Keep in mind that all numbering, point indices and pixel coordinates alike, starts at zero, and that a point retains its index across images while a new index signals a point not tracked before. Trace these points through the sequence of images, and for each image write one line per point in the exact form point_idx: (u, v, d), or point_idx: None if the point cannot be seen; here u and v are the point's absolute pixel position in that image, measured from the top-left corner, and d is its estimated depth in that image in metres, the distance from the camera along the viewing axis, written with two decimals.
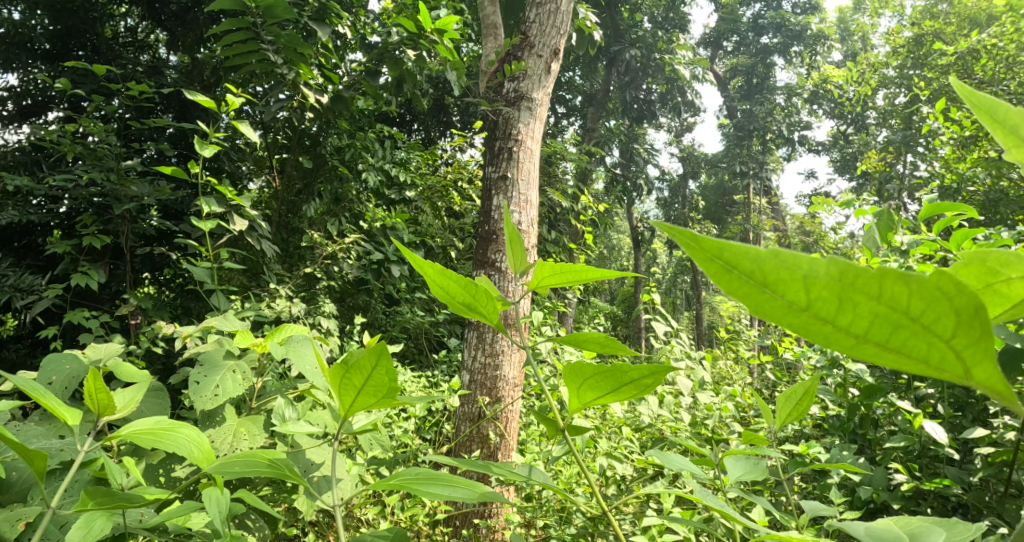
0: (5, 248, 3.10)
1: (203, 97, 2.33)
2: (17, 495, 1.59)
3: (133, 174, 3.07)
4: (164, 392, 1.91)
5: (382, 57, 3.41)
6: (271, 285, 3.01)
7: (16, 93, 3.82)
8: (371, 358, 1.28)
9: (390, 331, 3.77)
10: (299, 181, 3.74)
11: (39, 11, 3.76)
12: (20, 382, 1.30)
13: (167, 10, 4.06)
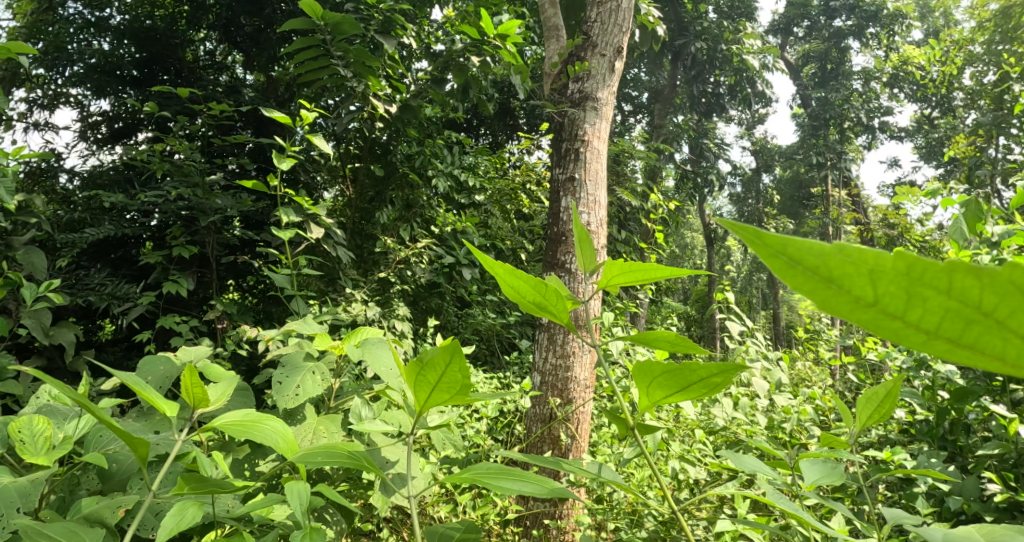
0: (102, 259, 3.27)
1: (278, 113, 2.43)
2: (118, 483, 1.71)
3: (216, 188, 3.22)
4: (249, 390, 2.02)
5: (449, 65, 3.47)
6: (347, 290, 3.08)
7: (109, 117, 4.07)
8: (445, 356, 1.34)
9: (464, 333, 3.83)
10: (371, 189, 3.81)
11: (127, 40, 4.05)
12: (124, 376, 1.39)
13: (241, 30, 4.17)
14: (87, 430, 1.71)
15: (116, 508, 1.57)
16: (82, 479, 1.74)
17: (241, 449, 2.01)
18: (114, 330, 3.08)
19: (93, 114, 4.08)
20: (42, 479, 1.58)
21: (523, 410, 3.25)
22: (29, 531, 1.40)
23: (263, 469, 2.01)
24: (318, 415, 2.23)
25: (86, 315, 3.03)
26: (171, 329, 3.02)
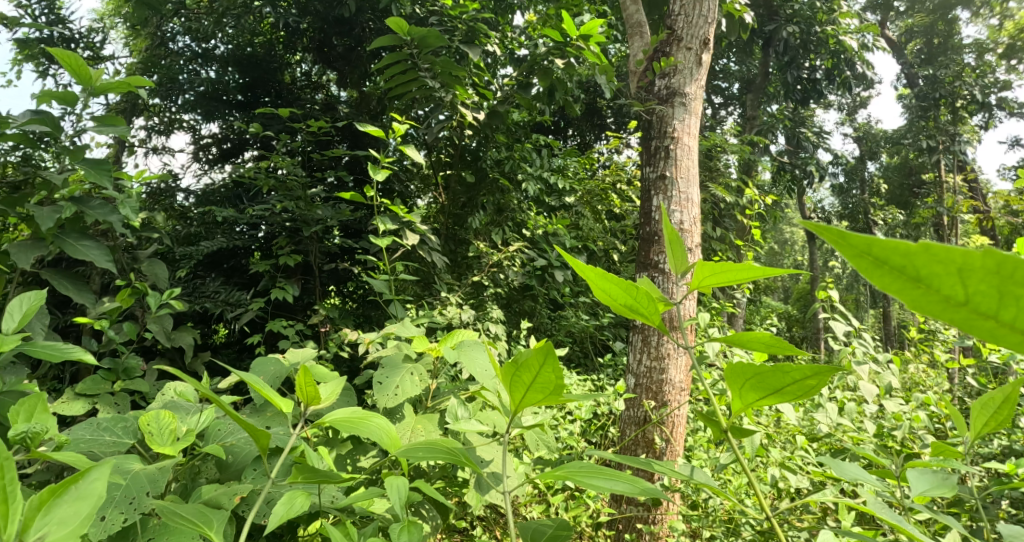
0: (215, 269, 3.48)
1: (372, 128, 2.53)
2: (233, 473, 1.85)
3: (318, 200, 3.38)
4: (351, 391, 2.17)
5: (534, 69, 3.52)
6: (442, 294, 3.14)
7: (218, 138, 4.33)
8: (538, 358, 1.40)
9: (557, 336, 3.87)
10: (463, 195, 3.95)
11: (230, 67, 4.29)
12: (244, 373, 1.53)
13: (335, 50, 4.35)
14: (207, 424, 1.84)
15: (234, 495, 1.72)
16: (201, 468, 1.91)
17: (343, 445, 2.13)
18: (227, 334, 3.27)
19: (204, 136, 4.36)
20: (169, 467, 1.71)
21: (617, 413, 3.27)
22: (163, 511, 1.55)
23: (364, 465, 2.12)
24: (416, 415, 2.33)
25: (203, 320, 3.23)
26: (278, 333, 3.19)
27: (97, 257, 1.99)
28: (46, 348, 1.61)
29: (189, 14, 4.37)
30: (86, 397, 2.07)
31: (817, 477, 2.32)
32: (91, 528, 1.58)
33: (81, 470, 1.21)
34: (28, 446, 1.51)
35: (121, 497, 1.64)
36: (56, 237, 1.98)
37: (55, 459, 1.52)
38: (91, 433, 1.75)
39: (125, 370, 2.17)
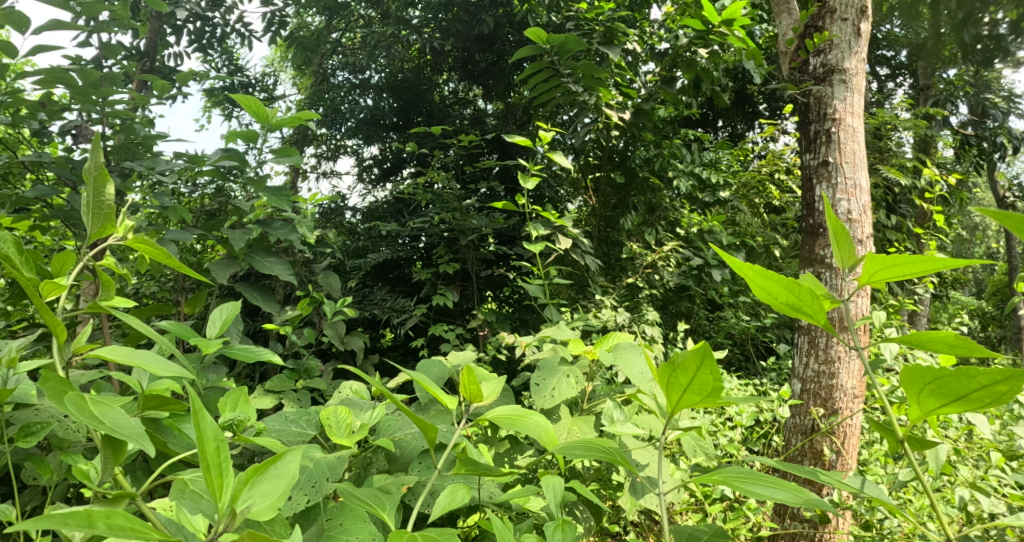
0: (382, 279, 3.71)
1: (519, 137, 2.56)
2: (400, 465, 1.98)
3: (472, 211, 3.48)
4: (509, 392, 2.24)
5: (677, 61, 3.48)
6: (596, 297, 3.15)
7: (379, 159, 4.59)
8: (695, 359, 1.51)
9: (716, 338, 3.87)
10: (614, 197, 4.01)
11: (385, 93, 4.49)
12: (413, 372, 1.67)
13: (478, 67, 4.54)
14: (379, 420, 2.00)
15: (402, 485, 1.84)
16: (372, 460, 2.02)
17: (501, 444, 2.21)
18: (393, 338, 3.38)
19: (365, 157, 4.65)
20: (345, 456, 1.86)
21: (781, 420, 3.20)
22: (344, 494, 1.70)
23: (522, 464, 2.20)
24: (572, 417, 2.37)
25: (372, 325, 3.43)
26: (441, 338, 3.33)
27: (281, 271, 2.17)
28: (240, 350, 1.79)
29: (345, 48, 4.64)
30: (273, 393, 2.15)
31: (1017, 502, 2.08)
32: (282, 506, 1.72)
33: (279, 452, 1.46)
34: (233, 432, 1.74)
35: (306, 480, 1.79)
36: (247, 254, 2.18)
37: (255, 443, 1.72)
38: (280, 424, 1.93)
39: (305, 370, 2.29)
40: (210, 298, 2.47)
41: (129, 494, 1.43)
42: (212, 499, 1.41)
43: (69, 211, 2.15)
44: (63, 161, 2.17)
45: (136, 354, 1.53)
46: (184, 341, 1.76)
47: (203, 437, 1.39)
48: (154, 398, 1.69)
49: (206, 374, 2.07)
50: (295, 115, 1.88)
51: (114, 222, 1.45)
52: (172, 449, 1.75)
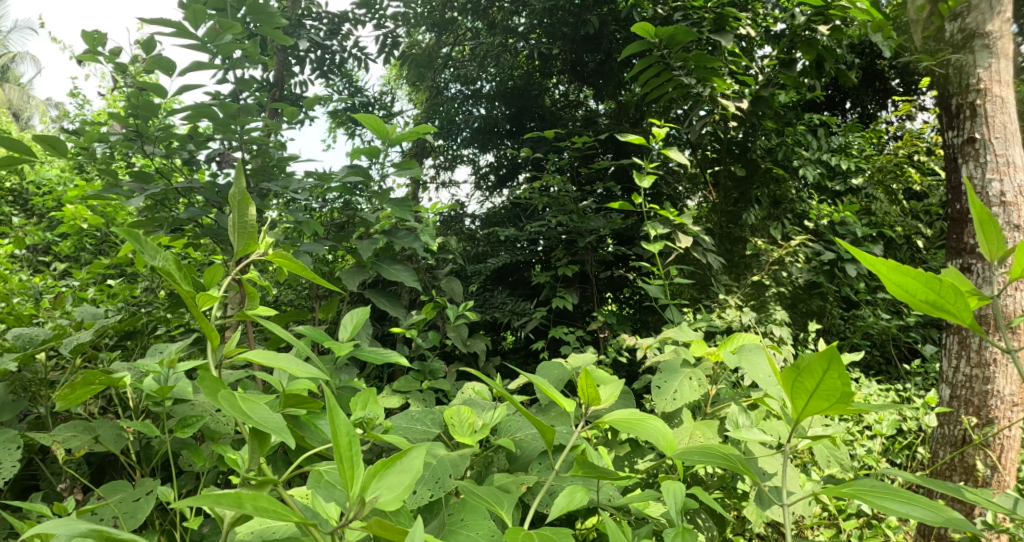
0: (503, 284, 3.77)
1: (633, 136, 2.40)
2: (521, 465, 2.02)
3: (589, 211, 3.47)
4: (630, 394, 2.22)
5: (796, 42, 3.31)
6: (720, 296, 3.05)
7: (494, 167, 4.38)
8: (822, 362, 1.50)
9: (854, 338, 3.68)
10: (735, 191, 3.79)
11: (497, 101, 4.36)
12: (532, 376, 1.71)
13: (588, 67, 4.25)
14: (500, 420, 2.04)
15: (521, 483, 1.87)
16: (494, 459, 2.05)
17: (622, 447, 2.19)
18: (515, 340, 3.42)
19: (483, 166, 4.40)
20: (468, 455, 1.92)
21: (927, 430, 3.00)
22: (464, 489, 1.79)
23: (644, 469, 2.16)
24: (695, 421, 2.31)
25: (493, 328, 3.47)
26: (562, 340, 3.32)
27: (406, 278, 2.27)
28: (369, 353, 1.90)
29: (456, 61, 4.42)
30: (401, 393, 2.22)
31: None
32: (407, 500, 1.80)
33: (404, 449, 1.59)
34: (363, 429, 1.85)
35: (430, 477, 1.86)
36: (374, 263, 2.30)
37: (385, 440, 1.81)
38: (407, 422, 2.01)
39: (430, 371, 2.34)
40: (342, 304, 2.58)
41: (272, 481, 1.59)
42: (344, 489, 1.56)
43: (217, 229, 2.26)
44: (210, 184, 2.28)
45: (279, 357, 1.67)
46: (319, 344, 1.88)
47: (337, 433, 1.54)
48: (293, 396, 1.83)
49: (340, 375, 2.18)
50: (413, 129, 1.91)
51: (256, 239, 1.61)
52: (311, 443, 1.88)
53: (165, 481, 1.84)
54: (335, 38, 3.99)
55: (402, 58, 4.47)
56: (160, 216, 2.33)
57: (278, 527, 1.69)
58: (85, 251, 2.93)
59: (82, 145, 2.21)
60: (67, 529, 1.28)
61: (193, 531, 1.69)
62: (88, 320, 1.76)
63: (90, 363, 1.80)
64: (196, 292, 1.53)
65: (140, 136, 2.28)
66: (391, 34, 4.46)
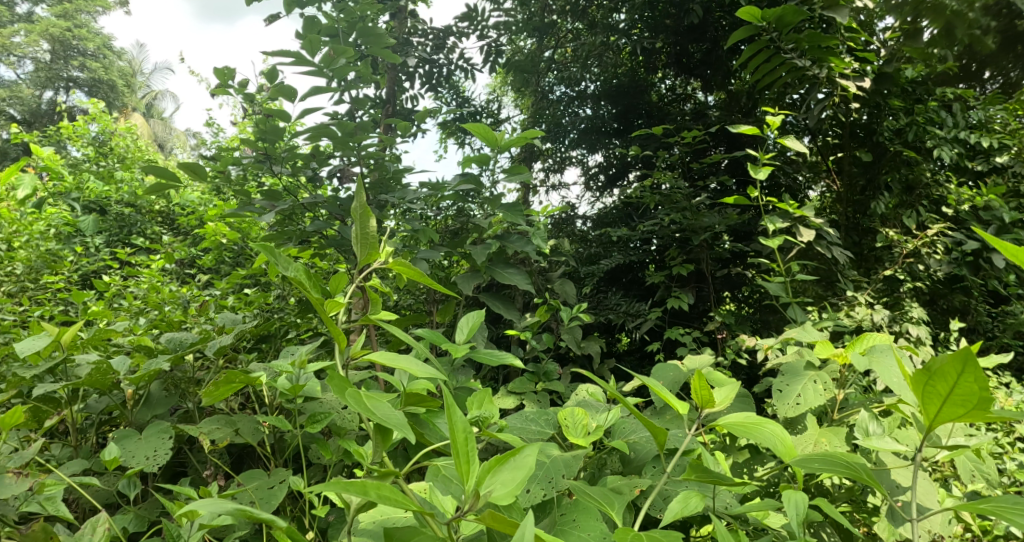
0: (615, 284, 3.35)
1: (746, 126, 2.31)
2: (634, 469, 1.95)
3: (703, 207, 3.13)
4: (749, 397, 2.08)
5: (919, 7, 1.84)
6: (848, 293, 2.83)
7: (601, 167, 3.74)
8: (956, 364, 1.43)
9: (1003, 337, 3.35)
10: (861, 177, 3.34)
11: (603, 98, 3.67)
12: (646, 378, 1.71)
13: (694, 59, 3.54)
14: (614, 422, 1.98)
15: (634, 486, 1.83)
16: (608, 461, 2.00)
17: (740, 452, 2.00)
18: (630, 342, 3.14)
19: (591, 166, 3.78)
20: (581, 455, 1.89)
21: None
22: (576, 489, 1.81)
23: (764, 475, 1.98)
24: (821, 427, 2.15)
25: (607, 330, 3.15)
26: (679, 342, 3.05)
27: (520, 281, 2.33)
28: (484, 355, 1.97)
29: (559, 62, 3.73)
30: (515, 394, 2.25)
31: None
32: (520, 498, 1.80)
33: (518, 447, 1.66)
34: (479, 427, 1.91)
35: (542, 476, 1.85)
36: (488, 267, 2.36)
37: (500, 439, 1.85)
38: (520, 422, 1.99)
39: (545, 373, 2.33)
40: (458, 307, 2.63)
41: (394, 473, 1.70)
42: (461, 482, 1.65)
43: (340, 240, 2.32)
44: (333, 198, 2.34)
45: (400, 358, 1.78)
46: (437, 346, 1.95)
47: (455, 430, 1.63)
48: (414, 395, 1.91)
49: (456, 376, 2.21)
50: (521, 134, 1.95)
51: (377, 249, 1.72)
52: (429, 440, 1.94)
53: (295, 471, 1.97)
54: (440, 52, 3.61)
55: (507, 65, 3.72)
56: (288, 229, 2.40)
57: (397, 517, 1.79)
58: (224, 263, 3.13)
59: (220, 168, 2.35)
60: (216, 507, 1.48)
61: (321, 517, 1.81)
62: (229, 325, 1.90)
63: (231, 363, 1.95)
64: (325, 300, 1.72)
65: (268, 158, 2.37)
66: (492, 37, 3.72)
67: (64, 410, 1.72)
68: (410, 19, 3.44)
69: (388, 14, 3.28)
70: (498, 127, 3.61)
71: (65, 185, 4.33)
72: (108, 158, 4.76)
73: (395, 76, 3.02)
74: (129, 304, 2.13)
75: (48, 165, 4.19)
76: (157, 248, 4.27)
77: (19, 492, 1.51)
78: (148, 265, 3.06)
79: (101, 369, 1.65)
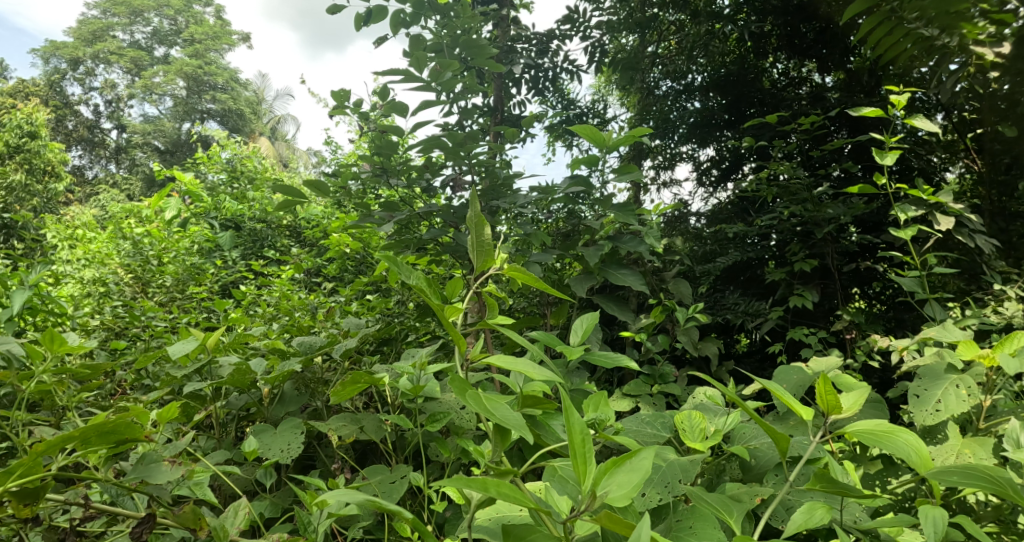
0: (731, 282, 3.11)
1: (868, 109, 2.28)
2: (755, 475, 1.80)
3: (826, 198, 2.93)
4: (883, 403, 1.85)
5: None
6: (994, 285, 2.48)
7: (713, 161, 3.44)
8: None
9: None
10: (1006, 155, 2.54)
11: (710, 89, 3.40)
12: (769, 383, 1.54)
13: (807, 39, 3.19)
14: (734, 428, 1.85)
15: (755, 495, 1.71)
16: (726, 467, 1.86)
17: (873, 463, 1.74)
18: (750, 343, 3.01)
19: (703, 161, 3.47)
20: (698, 460, 1.79)
21: None
22: (692, 495, 1.71)
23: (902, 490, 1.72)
24: (965, 437, 1.85)
25: (725, 330, 3.02)
26: (803, 342, 2.87)
27: (633, 281, 2.30)
28: (599, 356, 1.92)
29: (663, 56, 3.51)
30: (631, 397, 2.19)
31: None
32: (636, 501, 1.72)
33: (635, 450, 1.60)
34: (595, 430, 1.82)
35: (659, 479, 1.76)
36: (601, 269, 2.36)
37: (615, 441, 1.75)
38: (636, 424, 1.90)
39: (660, 375, 2.28)
40: (571, 309, 2.61)
41: (511, 472, 1.68)
42: (577, 482, 1.60)
43: (455, 246, 2.40)
44: (447, 206, 2.43)
45: (518, 361, 1.75)
46: (552, 348, 1.92)
47: (573, 430, 1.58)
48: (530, 397, 1.86)
49: (572, 378, 2.16)
50: (629, 133, 1.96)
51: (493, 255, 1.74)
52: (543, 441, 1.89)
53: (416, 468, 2.03)
54: (545, 56, 3.63)
55: (610, 63, 3.64)
56: (406, 237, 2.52)
57: (514, 515, 1.77)
58: (346, 272, 3.31)
59: (341, 183, 2.45)
60: (348, 497, 1.52)
61: (440, 513, 1.86)
62: (354, 328, 1.99)
63: (356, 366, 2.03)
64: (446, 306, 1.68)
65: (385, 171, 2.49)
66: (596, 37, 3.68)
67: (209, 406, 1.85)
68: (513, 26, 3.51)
69: (493, 25, 3.40)
70: (605, 126, 3.60)
71: (205, 207, 4.71)
72: (240, 182, 5.17)
73: (502, 84, 3.02)
74: (262, 310, 2.29)
75: (189, 191, 4.60)
76: (287, 261, 4.55)
77: (173, 477, 1.59)
78: (279, 274, 3.29)
79: (241, 369, 1.76)
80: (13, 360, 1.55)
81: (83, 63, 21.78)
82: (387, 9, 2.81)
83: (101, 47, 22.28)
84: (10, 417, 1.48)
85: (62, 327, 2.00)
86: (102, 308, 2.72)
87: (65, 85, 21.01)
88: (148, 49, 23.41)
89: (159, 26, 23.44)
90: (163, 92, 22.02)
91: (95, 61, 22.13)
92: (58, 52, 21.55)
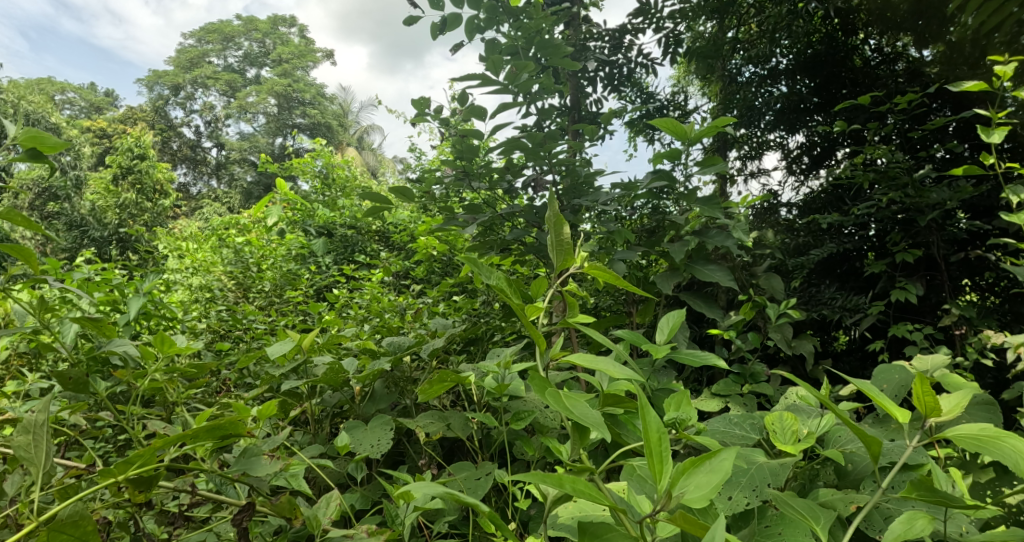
0: (828, 275, 2.96)
1: (969, 83, 2.16)
2: (852, 483, 1.69)
3: (929, 182, 2.75)
4: (996, 405, 1.68)
5: None
6: None
7: (805, 146, 3.25)
8: None
9: None
10: None
11: (797, 73, 3.26)
12: (860, 383, 1.42)
13: (901, 11, 2.76)
14: (828, 430, 1.75)
15: (850, 502, 1.60)
16: (820, 473, 1.73)
17: (984, 472, 1.63)
18: (850, 340, 2.84)
19: (793, 149, 3.28)
20: (790, 464, 1.66)
21: None
22: (779, 501, 1.59)
23: (1016, 500, 1.59)
24: None
25: (822, 327, 2.87)
26: (909, 338, 2.69)
27: (721, 277, 2.31)
28: (686, 354, 1.75)
29: (744, 41, 3.35)
30: (721, 397, 2.14)
31: None
32: (719, 504, 1.61)
33: (715, 449, 1.47)
34: (676, 430, 1.74)
35: (747, 483, 1.65)
36: (687, 265, 2.39)
37: (697, 443, 1.66)
38: (723, 425, 1.82)
39: (751, 374, 2.21)
40: (658, 307, 2.58)
41: (588, 470, 1.60)
42: (652, 481, 1.47)
43: (538, 246, 2.45)
44: (529, 207, 2.49)
45: (599, 359, 1.61)
46: (638, 347, 1.76)
47: (648, 428, 1.45)
48: (611, 396, 1.81)
49: (656, 377, 2.12)
50: (707, 124, 1.98)
51: (573, 254, 1.61)
52: (627, 441, 1.82)
53: (502, 466, 2.07)
54: (618, 53, 3.52)
55: (687, 53, 3.44)
56: (490, 239, 2.60)
57: (594, 514, 1.69)
58: (435, 274, 3.46)
59: (424, 189, 2.57)
60: (430, 490, 1.52)
61: (523, 510, 1.89)
62: (441, 329, 2.06)
63: (443, 364, 2.12)
64: (525, 306, 1.58)
65: (467, 175, 2.54)
66: (669, 27, 3.52)
67: (305, 404, 1.98)
68: (585, 25, 3.47)
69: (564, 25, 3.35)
70: (686, 117, 3.43)
71: (301, 215, 5.04)
72: (332, 190, 5.54)
73: (577, 83, 3.08)
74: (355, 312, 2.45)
75: (287, 199, 4.95)
76: (377, 264, 4.80)
77: (271, 470, 1.69)
78: (371, 278, 3.48)
79: (334, 369, 1.86)
80: (129, 360, 1.74)
81: (184, 90, 24.29)
82: (462, 17, 2.88)
83: (199, 74, 24.76)
84: (127, 411, 1.67)
85: (172, 330, 2.23)
86: (209, 313, 3.00)
87: (170, 108, 23.22)
88: (240, 71, 27.02)
89: (250, 50, 27.30)
90: (256, 110, 24.39)
91: (195, 86, 24.75)
92: (162, 80, 24.34)
